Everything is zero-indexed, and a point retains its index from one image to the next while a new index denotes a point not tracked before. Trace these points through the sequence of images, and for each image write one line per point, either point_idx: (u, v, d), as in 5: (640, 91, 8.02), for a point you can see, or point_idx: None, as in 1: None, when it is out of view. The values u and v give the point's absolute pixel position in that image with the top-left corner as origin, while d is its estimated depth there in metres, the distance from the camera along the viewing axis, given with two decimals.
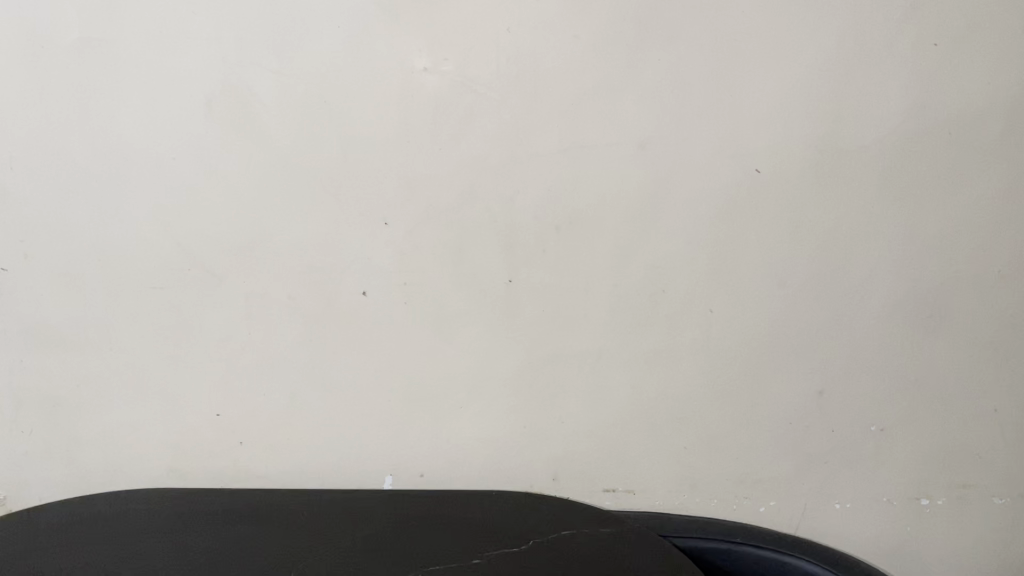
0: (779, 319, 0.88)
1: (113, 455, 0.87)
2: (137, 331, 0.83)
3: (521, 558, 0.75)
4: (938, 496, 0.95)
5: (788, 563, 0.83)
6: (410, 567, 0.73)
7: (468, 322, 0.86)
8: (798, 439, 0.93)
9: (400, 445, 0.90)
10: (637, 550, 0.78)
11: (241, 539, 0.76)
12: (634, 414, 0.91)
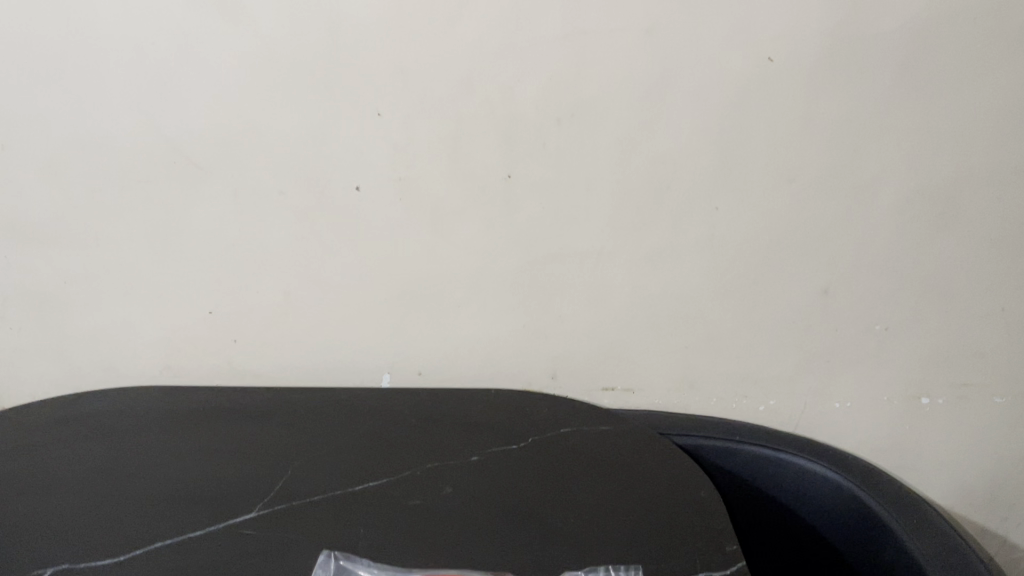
0: (788, 215, 0.85)
1: (106, 351, 0.90)
2: (124, 230, 0.83)
3: (520, 456, 0.76)
4: (938, 395, 0.95)
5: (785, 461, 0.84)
6: (408, 465, 0.74)
7: (466, 219, 0.84)
8: (800, 338, 0.92)
9: (400, 341, 0.91)
10: (635, 448, 0.78)
11: (242, 437, 0.77)
12: (634, 313, 0.90)
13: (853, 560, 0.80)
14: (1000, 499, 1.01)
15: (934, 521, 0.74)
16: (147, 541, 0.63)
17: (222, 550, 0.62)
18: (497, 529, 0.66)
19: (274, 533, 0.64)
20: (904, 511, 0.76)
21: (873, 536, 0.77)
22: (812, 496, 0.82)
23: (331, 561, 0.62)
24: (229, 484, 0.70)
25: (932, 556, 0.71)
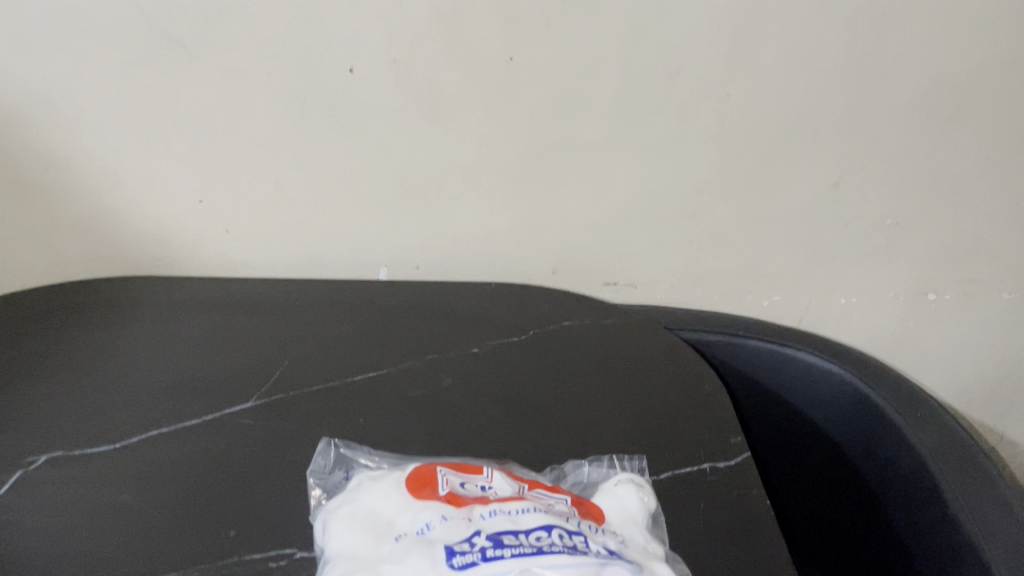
0: (804, 103, 0.81)
1: (93, 240, 0.87)
2: (103, 113, 0.78)
3: (521, 349, 0.75)
4: (946, 291, 0.94)
5: (789, 357, 0.82)
6: (407, 357, 0.72)
7: (465, 105, 0.79)
8: (807, 233, 0.90)
9: (397, 234, 0.89)
10: (639, 340, 0.77)
11: (237, 326, 0.75)
12: (639, 206, 0.88)
13: (853, 452, 0.80)
14: (998, 391, 1.02)
15: (936, 414, 0.73)
16: (143, 428, 0.62)
17: (221, 438, 0.62)
18: (499, 419, 0.65)
19: (272, 421, 0.63)
20: (907, 405, 0.75)
21: (874, 430, 0.77)
22: (816, 391, 0.82)
23: (331, 448, 0.60)
24: (226, 373, 0.69)
25: (934, 449, 0.70)
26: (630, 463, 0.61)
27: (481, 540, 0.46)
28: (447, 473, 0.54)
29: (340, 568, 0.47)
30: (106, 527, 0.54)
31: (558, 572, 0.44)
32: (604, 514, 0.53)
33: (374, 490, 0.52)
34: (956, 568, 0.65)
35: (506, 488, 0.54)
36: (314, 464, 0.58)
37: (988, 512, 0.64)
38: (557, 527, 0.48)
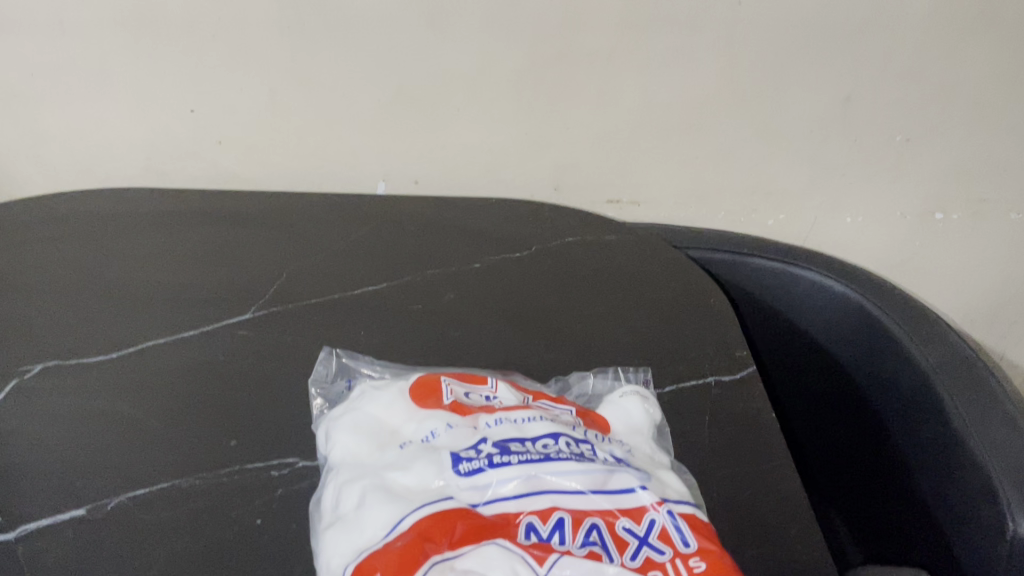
0: (820, 12, 0.77)
1: (84, 150, 0.85)
2: (85, 18, 0.74)
3: (524, 264, 0.73)
4: (954, 211, 0.92)
5: (794, 274, 0.81)
6: (407, 271, 0.71)
7: (466, 11, 0.76)
8: (816, 149, 0.88)
9: (396, 147, 0.86)
10: (643, 256, 0.75)
11: (233, 239, 0.73)
12: (645, 120, 0.85)
13: (852, 370, 0.79)
14: (1001, 311, 1.02)
15: (942, 331, 0.72)
16: (141, 338, 0.62)
17: (220, 349, 0.61)
18: (502, 333, 0.64)
19: (272, 333, 0.62)
20: (912, 322, 0.73)
21: (876, 347, 0.76)
22: (820, 308, 0.80)
23: (333, 358, 0.59)
24: (222, 286, 0.67)
25: (938, 365, 0.69)
26: (635, 376, 0.60)
27: (487, 447, 0.46)
28: (452, 382, 0.53)
29: (342, 474, 0.46)
30: (108, 435, 0.53)
31: (566, 480, 0.44)
32: (609, 424, 0.53)
33: (376, 399, 0.51)
34: (956, 483, 0.65)
35: (510, 399, 0.53)
36: (315, 373, 0.57)
37: (992, 428, 0.64)
38: (564, 435, 0.47)
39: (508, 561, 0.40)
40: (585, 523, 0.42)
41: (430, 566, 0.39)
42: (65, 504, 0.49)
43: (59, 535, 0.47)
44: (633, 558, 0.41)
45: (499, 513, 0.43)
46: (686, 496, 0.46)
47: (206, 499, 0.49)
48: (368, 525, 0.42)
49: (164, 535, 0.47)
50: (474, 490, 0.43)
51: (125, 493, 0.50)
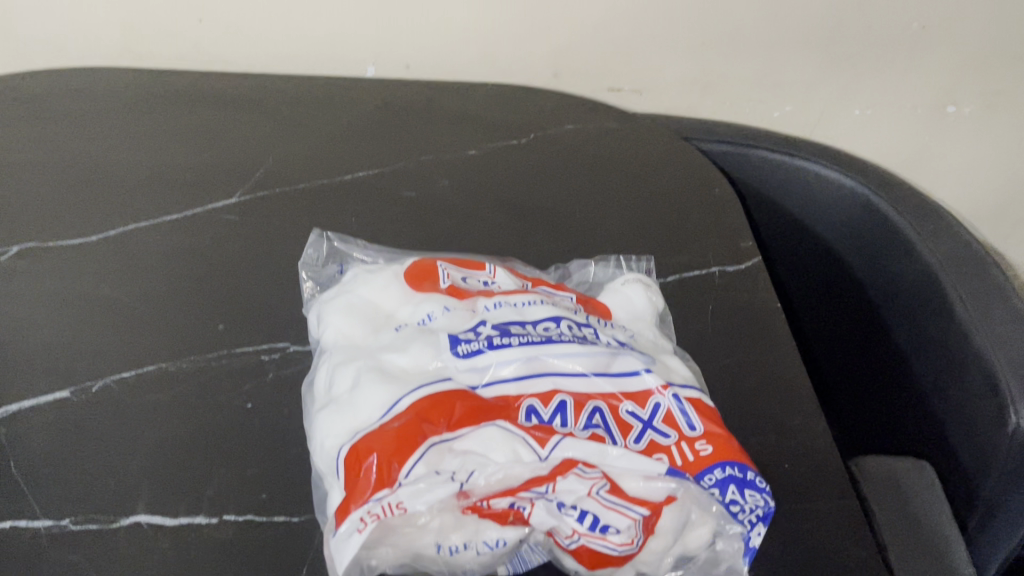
0: None
1: (53, 26, 0.80)
2: None
3: (522, 151, 0.70)
4: (966, 104, 0.89)
5: (794, 164, 0.73)
6: (400, 156, 0.68)
7: None
8: (828, 37, 0.83)
9: (386, 27, 0.82)
10: (645, 145, 0.72)
11: (215, 120, 0.70)
12: (649, 2, 0.80)
13: (849, 262, 0.72)
14: (1006, 208, 1.00)
15: (950, 225, 0.65)
16: (121, 220, 0.59)
17: (205, 233, 0.58)
18: (498, 221, 0.62)
19: (259, 219, 0.60)
20: (919, 214, 0.66)
21: (878, 243, 0.69)
22: (818, 203, 0.73)
23: (324, 242, 0.56)
24: (205, 169, 0.64)
25: (945, 258, 0.63)
26: (637, 265, 0.58)
27: (487, 330, 0.44)
28: (448, 266, 0.50)
29: (335, 357, 0.44)
30: (89, 316, 0.52)
31: (570, 363, 0.43)
32: (611, 312, 0.51)
33: (369, 281, 0.48)
34: (954, 379, 0.60)
35: (510, 284, 0.51)
36: (305, 256, 0.55)
37: (997, 320, 0.58)
38: (565, 318, 0.46)
39: (508, 442, 0.39)
40: (587, 406, 0.42)
41: (428, 447, 0.38)
42: (47, 386, 0.47)
43: (40, 416, 0.46)
44: (637, 441, 0.41)
45: (500, 395, 0.42)
46: (692, 381, 0.45)
47: (195, 382, 0.48)
48: (362, 406, 0.40)
49: (153, 417, 0.46)
50: (474, 373, 0.42)
51: (109, 376, 0.48)
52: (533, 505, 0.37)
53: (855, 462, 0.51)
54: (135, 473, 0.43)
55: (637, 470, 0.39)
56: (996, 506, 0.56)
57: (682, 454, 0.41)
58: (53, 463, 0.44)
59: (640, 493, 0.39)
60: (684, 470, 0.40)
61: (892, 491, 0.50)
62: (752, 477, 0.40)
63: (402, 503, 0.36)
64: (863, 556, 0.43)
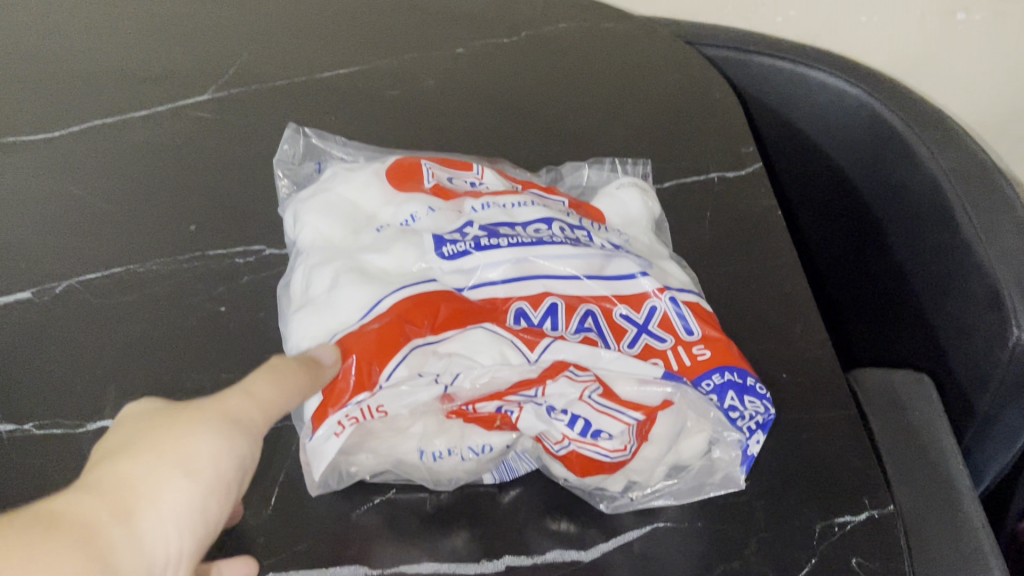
0: None
1: None
2: None
3: (514, 50, 0.66)
4: (980, 11, 0.84)
5: (799, 72, 0.69)
6: (383, 54, 0.64)
7: None
8: None
9: None
10: (643, 46, 0.68)
11: (186, 12, 0.65)
12: None
13: (844, 171, 0.68)
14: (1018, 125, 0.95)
15: (957, 134, 0.61)
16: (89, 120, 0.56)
17: (177, 131, 0.55)
18: (486, 122, 0.59)
19: (233, 118, 0.57)
20: (924, 123, 0.62)
21: (880, 154, 0.65)
22: (820, 113, 0.68)
23: (300, 137, 0.53)
24: (175, 63, 0.60)
25: (950, 171, 0.58)
26: (633, 169, 0.55)
27: (474, 230, 0.41)
28: (433, 165, 0.47)
29: (312, 257, 0.41)
30: (58, 220, 0.49)
31: (557, 265, 0.40)
32: (604, 217, 0.48)
33: (349, 179, 0.45)
34: (955, 293, 0.57)
35: (500, 186, 0.48)
36: (280, 153, 0.51)
37: (1004, 233, 0.55)
38: (557, 220, 0.43)
39: (495, 345, 0.37)
40: (579, 310, 0.40)
41: (409, 350, 0.36)
42: (9, 288, 0.46)
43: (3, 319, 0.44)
44: (631, 347, 0.40)
45: (486, 298, 0.40)
46: (689, 286, 0.43)
47: (165, 285, 0.46)
48: (342, 307, 0.38)
49: (126, 321, 0.44)
50: (460, 275, 0.40)
51: (74, 278, 0.46)
52: (521, 409, 0.36)
53: (853, 374, 0.50)
54: (102, 374, 0.42)
55: (630, 373, 0.38)
56: (994, 419, 0.54)
57: (678, 358, 0.39)
58: (15, 365, 0.42)
59: (633, 396, 0.37)
60: (681, 374, 0.39)
61: (892, 404, 0.48)
62: (751, 382, 0.39)
63: (383, 406, 0.36)
64: (861, 464, 0.42)
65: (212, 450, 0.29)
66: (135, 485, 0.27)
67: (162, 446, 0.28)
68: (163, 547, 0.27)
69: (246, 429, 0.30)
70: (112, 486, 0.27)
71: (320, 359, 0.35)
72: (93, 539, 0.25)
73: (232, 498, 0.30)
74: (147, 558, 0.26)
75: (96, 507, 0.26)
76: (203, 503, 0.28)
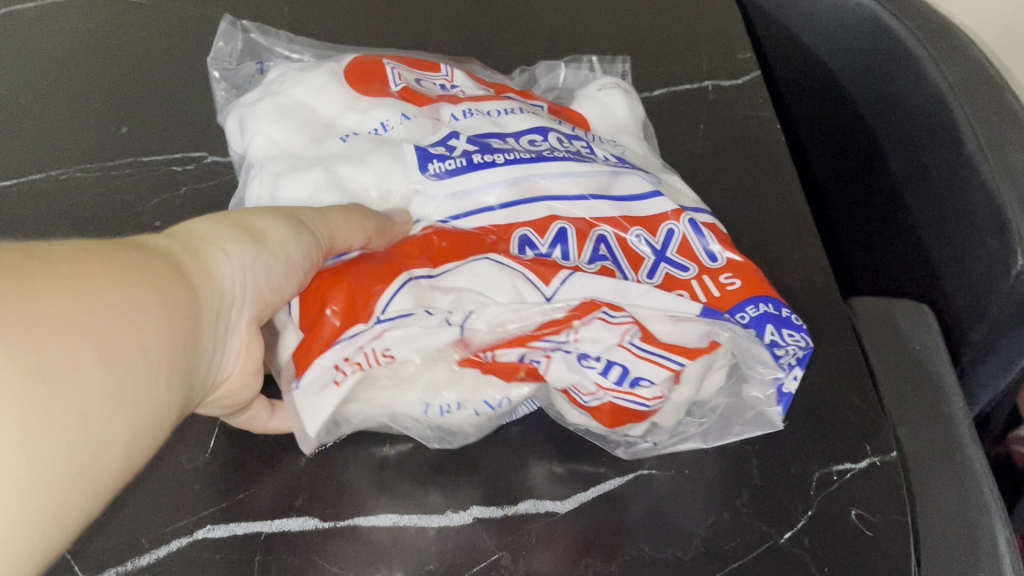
0: None
1: None
2: None
3: None
4: None
5: None
6: None
7: None
8: None
9: None
10: None
11: None
12: None
13: (840, 82, 0.63)
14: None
15: (965, 43, 0.54)
16: (79, 59, 0.56)
17: None
18: (467, 31, 0.56)
19: None
20: (930, 31, 0.55)
21: (877, 62, 0.58)
22: (821, 17, 0.62)
23: (238, 33, 0.48)
24: None
25: (953, 83, 0.52)
26: (612, 68, 0.50)
27: (463, 141, 0.38)
28: (397, 67, 0.42)
29: (270, 173, 0.37)
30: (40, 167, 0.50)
31: (560, 186, 0.37)
32: (588, 123, 0.44)
33: (304, 81, 0.40)
34: (954, 216, 0.53)
35: (473, 88, 0.43)
36: (215, 52, 0.47)
37: (1012, 153, 0.49)
38: (553, 130, 0.39)
39: (509, 282, 0.34)
40: (591, 236, 0.37)
41: (406, 280, 0.34)
42: None
43: None
44: (651, 276, 0.37)
45: (484, 227, 0.37)
46: (697, 204, 0.40)
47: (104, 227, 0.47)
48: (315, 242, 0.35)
49: None
50: (453, 199, 0.37)
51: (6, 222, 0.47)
52: (550, 357, 0.33)
53: (852, 302, 0.48)
54: None
55: (665, 310, 0.34)
56: (987, 347, 0.52)
57: (705, 289, 0.36)
58: None
59: (668, 336, 0.34)
60: (711, 306, 0.35)
61: (890, 333, 0.46)
62: (789, 315, 0.35)
63: (390, 350, 0.33)
64: (864, 405, 0.41)
65: (274, 224, 0.32)
66: (204, 238, 0.30)
67: (227, 216, 0.31)
68: (233, 284, 0.30)
69: (310, 224, 0.33)
70: (182, 235, 0.30)
71: (392, 219, 0.36)
72: (175, 263, 0.28)
73: (298, 274, 0.33)
74: (220, 288, 0.29)
75: (173, 245, 0.29)
76: (265, 260, 0.31)
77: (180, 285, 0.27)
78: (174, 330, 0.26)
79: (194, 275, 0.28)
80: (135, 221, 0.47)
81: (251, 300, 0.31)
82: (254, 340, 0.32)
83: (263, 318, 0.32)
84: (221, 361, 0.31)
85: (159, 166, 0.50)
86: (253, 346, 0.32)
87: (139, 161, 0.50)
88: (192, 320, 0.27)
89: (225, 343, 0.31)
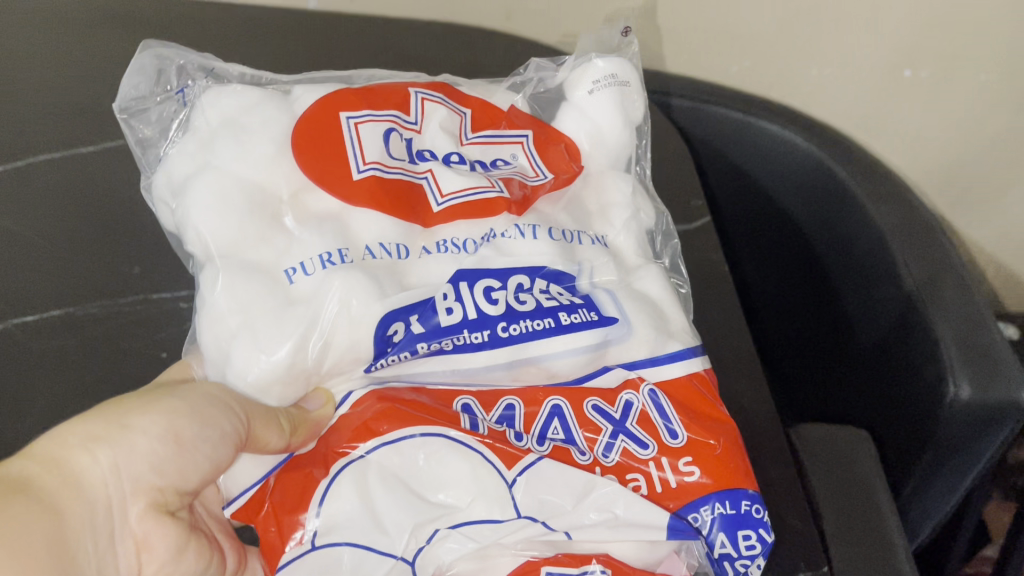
0: None
1: None
2: None
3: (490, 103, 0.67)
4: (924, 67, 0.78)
5: (754, 126, 0.72)
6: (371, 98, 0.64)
7: None
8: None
9: None
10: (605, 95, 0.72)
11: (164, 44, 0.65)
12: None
13: (791, 211, 0.74)
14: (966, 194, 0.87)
15: (906, 196, 0.65)
16: (72, 183, 0.58)
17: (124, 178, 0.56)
18: None
19: None
20: (870, 178, 0.67)
21: (829, 202, 0.69)
22: (767, 152, 0.73)
23: (145, 53, 0.51)
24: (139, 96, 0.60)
25: (895, 228, 0.63)
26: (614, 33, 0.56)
27: (413, 320, 0.42)
28: (353, 119, 0.48)
29: (220, 277, 0.42)
30: (31, 286, 0.53)
31: (552, 364, 0.43)
32: (566, 136, 0.53)
33: (241, 155, 0.45)
34: (903, 350, 0.61)
35: (442, 137, 0.51)
36: (131, 91, 0.50)
37: (948, 296, 0.58)
38: (540, 276, 0.45)
39: (470, 472, 0.39)
40: (539, 415, 0.42)
41: (348, 463, 0.39)
42: None
43: None
44: (609, 453, 0.42)
45: (431, 395, 0.42)
46: (688, 333, 0.47)
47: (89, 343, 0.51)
48: (276, 369, 0.40)
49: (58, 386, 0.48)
50: (427, 372, 0.43)
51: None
52: None
53: (795, 429, 0.53)
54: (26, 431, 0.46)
55: (628, 538, 0.40)
56: (938, 463, 0.58)
57: (661, 477, 0.42)
58: None
59: (638, 558, 0.40)
60: (675, 504, 0.42)
61: (836, 455, 0.51)
62: (747, 511, 0.42)
63: None
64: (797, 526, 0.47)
65: (150, 419, 0.39)
66: (70, 449, 0.37)
67: (96, 417, 0.38)
68: (105, 486, 0.37)
69: (194, 412, 0.39)
70: (47, 453, 0.37)
71: (307, 407, 0.42)
72: (32, 489, 0.35)
73: (189, 456, 0.39)
74: (90, 495, 0.36)
75: (38, 473, 0.36)
76: (140, 455, 0.38)
77: (37, 515, 0.34)
78: (35, 557, 0.33)
79: (56, 495, 0.36)
80: (119, 340, 0.51)
81: (134, 493, 0.38)
82: (150, 529, 0.39)
83: (160, 499, 0.39)
84: (117, 553, 0.38)
85: (144, 292, 0.54)
86: (155, 530, 0.39)
87: (122, 290, 0.54)
88: (55, 538, 0.35)
89: (120, 540, 0.38)
